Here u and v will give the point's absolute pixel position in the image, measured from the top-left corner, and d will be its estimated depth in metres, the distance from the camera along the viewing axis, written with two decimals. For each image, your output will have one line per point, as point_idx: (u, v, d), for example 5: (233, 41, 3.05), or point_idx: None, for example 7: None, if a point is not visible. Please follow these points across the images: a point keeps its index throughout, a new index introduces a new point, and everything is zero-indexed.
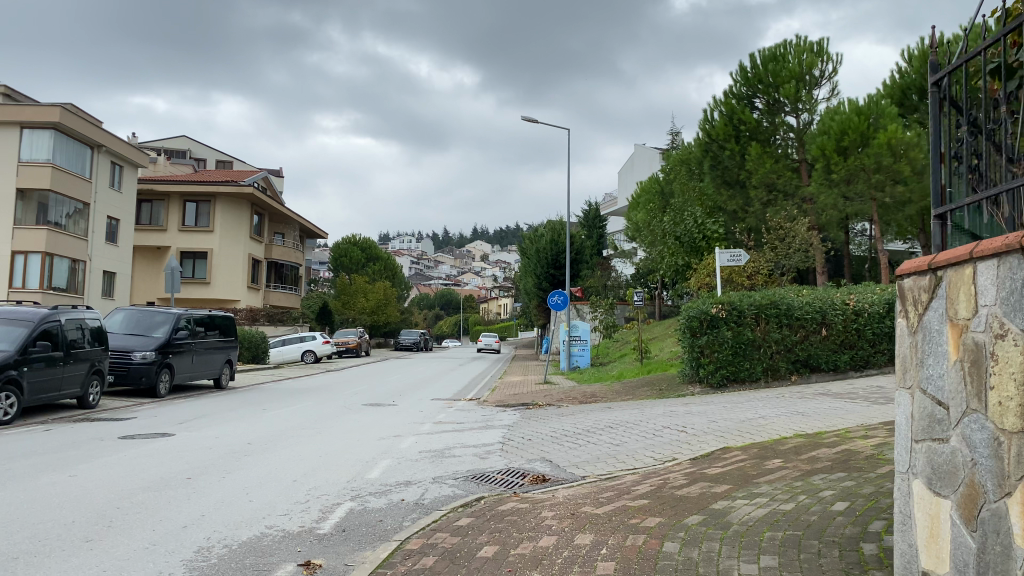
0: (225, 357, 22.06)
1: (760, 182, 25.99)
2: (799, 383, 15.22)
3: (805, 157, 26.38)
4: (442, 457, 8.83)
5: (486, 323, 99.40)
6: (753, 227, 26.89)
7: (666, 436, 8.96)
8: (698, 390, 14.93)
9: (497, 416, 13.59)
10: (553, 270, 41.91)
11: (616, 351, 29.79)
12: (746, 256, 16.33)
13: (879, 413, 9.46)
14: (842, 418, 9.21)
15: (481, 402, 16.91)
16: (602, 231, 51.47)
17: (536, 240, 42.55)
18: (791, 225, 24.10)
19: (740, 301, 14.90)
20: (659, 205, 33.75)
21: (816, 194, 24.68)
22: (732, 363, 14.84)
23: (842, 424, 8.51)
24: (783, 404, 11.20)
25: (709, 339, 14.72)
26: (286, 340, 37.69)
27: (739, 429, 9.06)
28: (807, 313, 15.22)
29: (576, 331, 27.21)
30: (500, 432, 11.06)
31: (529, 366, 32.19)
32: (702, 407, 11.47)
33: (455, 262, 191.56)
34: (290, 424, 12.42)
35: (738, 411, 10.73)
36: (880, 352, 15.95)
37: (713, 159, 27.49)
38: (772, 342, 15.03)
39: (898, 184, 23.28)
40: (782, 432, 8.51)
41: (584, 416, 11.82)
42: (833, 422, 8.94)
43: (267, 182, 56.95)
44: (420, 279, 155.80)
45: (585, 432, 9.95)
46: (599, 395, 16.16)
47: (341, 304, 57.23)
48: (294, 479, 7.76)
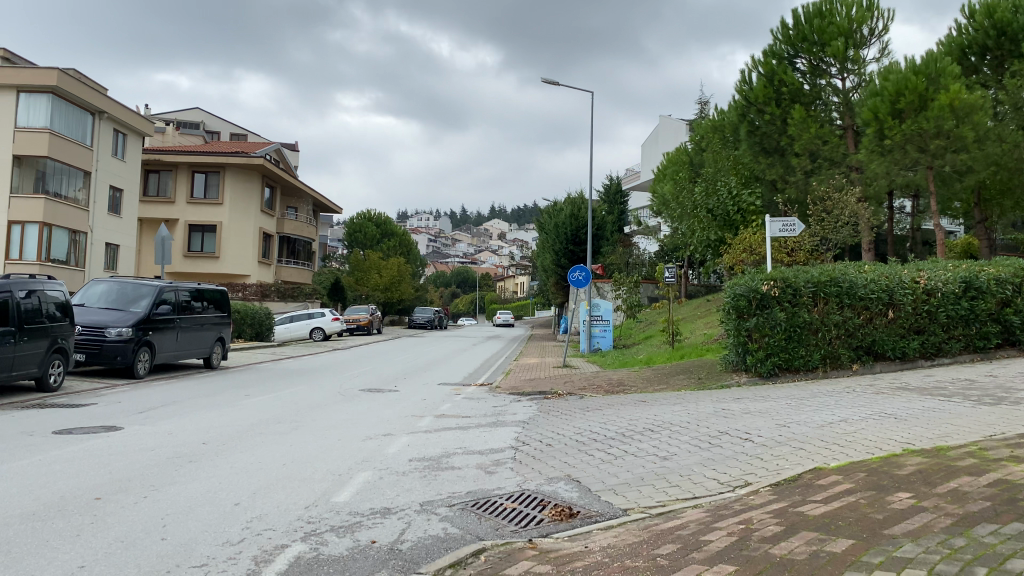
0: (217, 335, 20.22)
1: (804, 150, 23.85)
2: (861, 373, 13.14)
3: (853, 122, 24.12)
4: (438, 470, 6.85)
5: (502, 303, 97.19)
6: (795, 199, 24.71)
7: (727, 448, 6.92)
8: (744, 379, 12.94)
9: (512, 409, 11.58)
10: (573, 246, 39.80)
11: (640, 333, 27.67)
12: (800, 226, 14.17)
13: (999, 419, 7.39)
14: (954, 427, 7.12)
15: (494, 390, 14.94)
16: (624, 206, 49.19)
17: (556, 215, 40.39)
18: (839, 195, 22.24)
19: (795, 278, 12.85)
20: (688, 176, 31.20)
21: (866, 162, 22.30)
22: (784, 350, 12.78)
23: (964, 439, 6.44)
24: (862, 402, 9.10)
25: (759, 322, 12.69)
26: (294, 317, 35.82)
27: (822, 438, 7.00)
28: (872, 291, 13.11)
29: (598, 311, 25.23)
30: (514, 432, 9.08)
31: (547, 347, 30.15)
32: (759, 404, 9.44)
33: (473, 242, 189.52)
34: (268, 416, 10.52)
35: (807, 410, 8.69)
36: (954, 339, 13.73)
37: (750, 125, 25.34)
38: (832, 325, 12.93)
39: (959, 153, 20.76)
40: (884, 446, 6.46)
41: (616, 411, 9.82)
42: (943, 433, 6.88)
43: (279, 154, 55.10)
44: (436, 258, 153.89)
45: (621, 435, 7.93)
46: (627, 384, 14.17)
47: (353, 281, 55.38)
48: (236, 503, 5.81)
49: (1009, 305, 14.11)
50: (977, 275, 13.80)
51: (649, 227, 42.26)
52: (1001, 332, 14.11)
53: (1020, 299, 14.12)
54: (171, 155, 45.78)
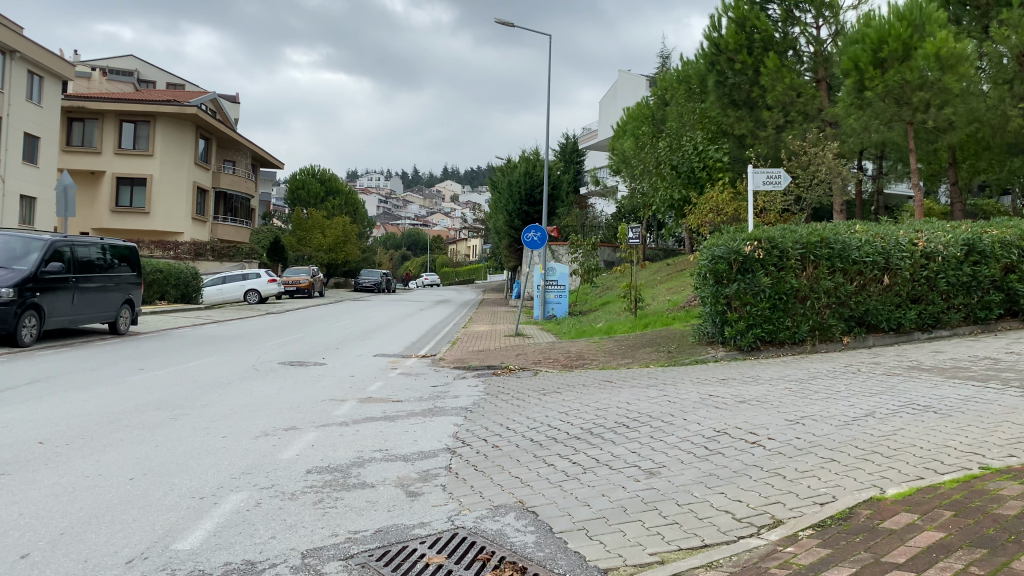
0: (125, 298, 17.91)
1: (777, 103, 22.34)
2: (853, 347, 11.61)
3: (827, 75, 22.81)
4: (340, 492, 4.96)
5: (453, 265, 94.68)
6: (766, 155, 23.26)
7: (732, 459, 5.14)
8: (722, 354, 11.34)
9: (453, 389, 9.75)
10: (527, 206, 37.90)
11: (597, 299, 26.01)
12: (786, 179, 12.49)
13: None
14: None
15: (435, 363, 13.07)
16: (580, 166, 47.41)
17: (509, 172, 38.39)
18: (816, 148, 21.00)
19: (783, 237, 11.20)
20: (651, 130, 29.12)
21: (844, 115, 20.82)
22: (768, 320, 11.20)
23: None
24: (882, 388, 7.41)
25: (740, 288, 11.08)
26: (227, 278, 33.30)
27: (857, 445, 5.28)
28: (866, 255, 11.54)
29: (553, 275, 23.42)
30: (452, 423, 7.23)
31: (498, 313, 28.32)
32: (751, 390, 7.74)
33: (425, 204, 186.17)
34: (151, 399, 8.50)
35: (815, 399, 7.00)
36: (954, 309, 12.24)
37: (718, 75, 23.62)
38: (822, 292, 11.33)
39: (945, 107, 19.30)
40: (954, 463, 4.73)
41: (580, 397, 8.03)
42: (1014, 439, 5.20)
43: (216, 105, 51.82)
44: (388, 218, 150.51)
45: (587, 435, 6.13)
46: (586, 356, 12.45)
47: (296, 240, 52.61)
48: (21, 556, 3.85)
49: (1014, 271, 12.62)
50: (980, 237, 12.28)
51: (607, 187, 40.36)
52: (1005, 301, 12.65)
53: None
54: (97, 102, 42.39)
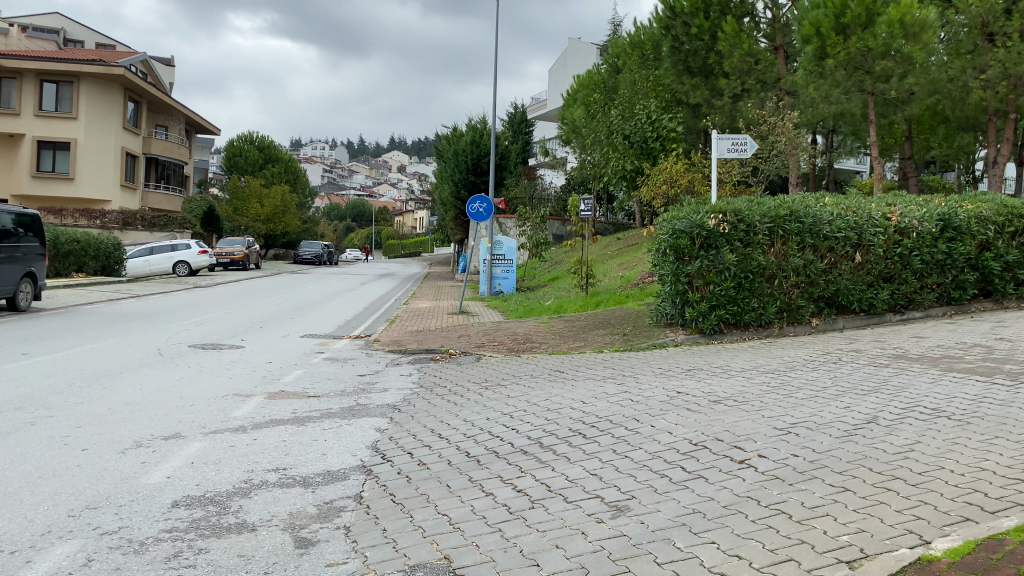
0: (26, 270, 16.08)
1: (733, 71, 21.29)
2: (821, 329, 10.74)
3: (785, 42, 21.76)
4: (207, 543, 3.70)
5: (397, 237, 92.69)
6: (721, 125, 22.35)
7: (721, 489, 4.02)
8: (681, 337, 10.36)
9: (382, 379, 8.50)
10: (474, 176, 36.49)
11: (546, 274, 24.94)
12: (751, 146, 11.45)
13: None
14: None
15: (369, 346, 11.79)
16: (529, 136, 46.08)
17: (455, 140, 36.88)
18: (776, 118, 19.92)
19: (750, 210, 10.20)
20: (603, 97, 27.71)
21: (802, 84, 19.89)
22: (732, 301, 10.22)
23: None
24: (877, 386, 6.39)
25: (703, 265, 10.07)
26: (154, 248, 31.23)
27: (870, 467, 4.21)
28: (838, 229, 10.60)
29: (500, 249, 22.19)
30: (372, 427, 6.01)
31: (442, 288, 27.01)
32: (724, 385, 6.68)
33: (371, 174, 182.80)
34: (15, 396, 7.06)
35: (801, 399, 5.95)
36: (927, 289, 11.42)
37: (673, 40, 22.71)
38: (791, 271, 10.36)
39: (909, 77, 18.48)
40: (1003, 497, 3.68)
41: (526, 392, 6.87)
42: None
43: (146, 66, 48.94)
44: (333, 189, 147.06)
45: (535, 447, 4.99)
46: (534, 338, 11.32)
47: (231, 210, 50.27)
48: None
49: (989, 248, 11.77)
50: (956, 212, 11.42)
51: (556, 158, 38.91)
52: (979, 281, 11.85)
53: (1001, 242, 11.78)
54: (13, 59, 39.45)
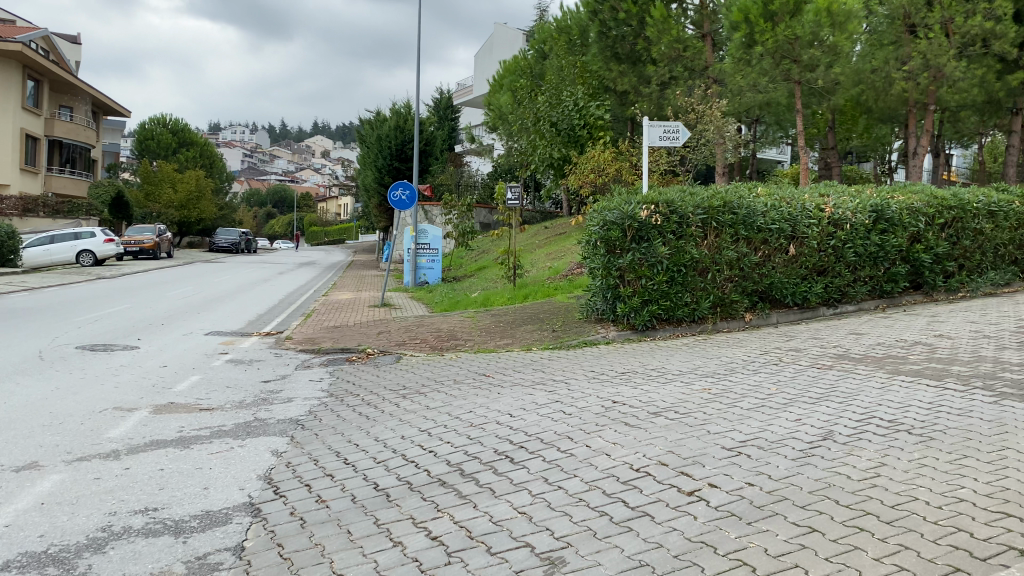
0: None
1: (661, 58, 20.84)
2: (754, 324, 10.37)
3: (712, 29, 21.38)
4: None
5: (320, 223, 90.46)
6: (649, 114, 21.99)
7: (672, 535, 3.41)
8: (613, 334, 9.83)
9: (289, 386, 7.69)
10: (397, 162, 35.45)
11: (472, 264, 24.25)
12: (683, 135, 10.95)
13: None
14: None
15: (279, 345, 10.92)
16: (455, 122, 45.24)
17: (378, 125, 35.79)
18: (703, 106, 19.61)
19: (683, 201, 9.73)
20: (530, 83, 27.15)
21: (729, 73, 19.56)
22: (665, 296, 9.74)
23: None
24: (827, 393, 5.91)
25: (635, 258, 9.56)
26: (54, 237, 29.24)
27: (837, 500, 3.66)
28: (771, 221, 10.23)
29: (425, 238, 21.35)
30: (268, 450, 5.24)
31: (364, 279, 25.95)
32: (664, 394, 6.12)
33: (293, 159, 178.37)
34: None
35: (748, 411, 5.43)
36: (860, 282, 11.19)
37: (600, 25, 22.18)
38: (725, 263, 9.94)
39: (834, 67, 18.44)
40: (994, 541, 3.17)
41: (446, 402, 6.17)
42: None
43: (47, 43, 46.02)
44: (253, 174, 142.91)
45: (454, 477, 4.31)
46: (458, 334, 10.64)
47: (141, 196, 47.90)
48: None
49: (920, 241, 11.59)
50: (888, 203, 11.20)
51: (482, 145, 38.12)
52: (910, 274, 11.69)
53: (932, 234, 11.60)
54: None
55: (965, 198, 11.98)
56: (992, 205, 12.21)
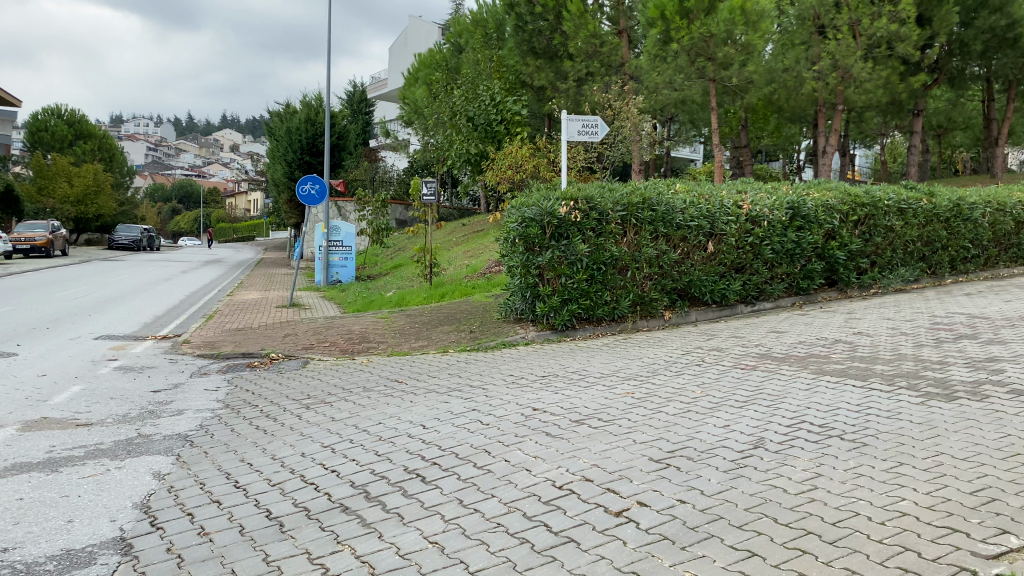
0: None
1: (578, 54, 20.72)
2: (674, 322, 10.22)
3: (629, 26, 21.17)
4: None
5: (230, 220, 87.65)
6: (566, 110, 21.87)
7: (600, 564, 3.05)
8: (532, 334, 9.52)
9: (182, 396, 7.06)
10: (309, 156, 34.40)
11: (388, 262, 23.62)
12: (601, 130, 10.71)
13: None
14: (985, 472, 3.80)
15: (177, 350, 10.18)
16: (370, 117, 44.34)
17: (288, 118, 34.66)
18: (620, 102, 19.54)
19: (602, 197, 9.47)
20: (445, 76, 26.68)
21: (646, 70, 19.55)
22: (585, 295, 9.48)
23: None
24: (754, 396, 5.69)
25: (554, 256, 9.26)
26: None
27: (775, 519, 3.38)
28: (691, 218, 10.09)
29: (337, 235, 20.64)
30: (149, 472, 4.67)
31: (274, 277, 24.98)
32: (586, 399, 5.79)
33: (202, 154, 172.59)
34: None
35: (674, 418, 5.14)
36: (777, 280, 11.18)
37: (517, 19, 21.87)
38: (645, 261, 9.75)
39: (747, 64, 18.67)
40: (945, 561, 2.93)
41: (353, 413, 5.69)
42: (986, 495, 3.51)
43: None
44: (158, 168, 137.52)
45: (358, 502, 3.85)
46: (370, 337, 10.13)
47: (34, 191, 45.22)
48: None
49: (834, 238, 11.67)
50: (803, 200, 11.22)
51: (398, 140, 37.36)
52: (825, 270, 11.77)
53: (846, 231, 11.70)
54: None
55: (876, 196, 12.13)
56: (902, 202, 12.40)
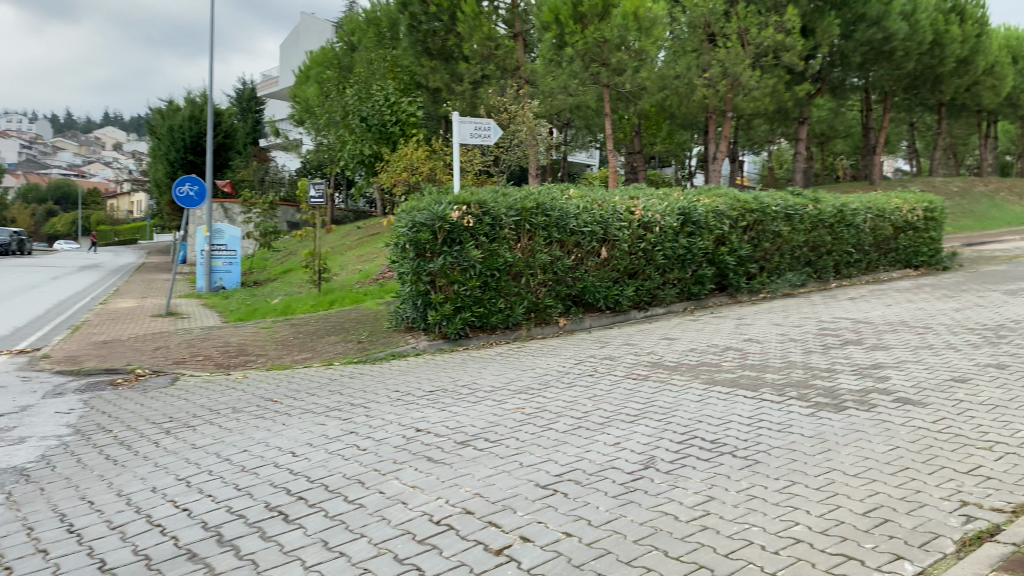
0: None
1: (474, 56, 20.47)
2: (569, 329, 10.04)
3: (524, 29, 20.93)
4: None
5: (111, 222, 83.28)
6: (462, 112, 21.58)
7: None
8: (423, 344, 9.14)
9: (26, 420, 6.34)
10: (192, 155, 32.90)
11: (277, 266, 22.72)
12: (493, 133, 10.43)
13: (919, 455, 4.16)
14: (876, 489, 3.68)
15: (32, 366, 9.30)
16: (260, 116, 42.89)
17: (170, 116, 33.05)
18: (516, 105, 19.35)
19: (495, 202, 9.20)
20: (337, 75, 25.96)
21: (541, 73, 19.44)
22: (478, 303, 9.17)
23: (977, 557, 2.95)
24: (645, 409, 5.50)
25: (446, 263, 8.91)
26: None
27: (666, 552, 3.14)
28: (585, 223, 9.94)
29: (221, 239, 19.66)
30: None
31: (154, 283, 23.66)
32: (473, 417, 5.47)
33: (81, 152, 163.78)
34: None
35: (563, 436, 4.88)
36: (669, 285, 11.19)
37: (410, 18, 21.33)
38: (538, 267, 9.54)
39: (641, 70, 18.82)
40: None
41: (218, 438, 5.19)
42: (880, 517, 3.37)
43: None
44: (33, 167, 129.55)
45: (208, 548, 3.40)
46: (249, 349, 9.52)
47: None
48: None
49: (724, 243, 11.78)
50: (694, 206, 11.27)
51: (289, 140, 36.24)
52: (715, 276, 11.87)
53: (735, 236, 11.83)
54: None
55: (763, 202, 12.33)
56: (788, 209, 12.66)
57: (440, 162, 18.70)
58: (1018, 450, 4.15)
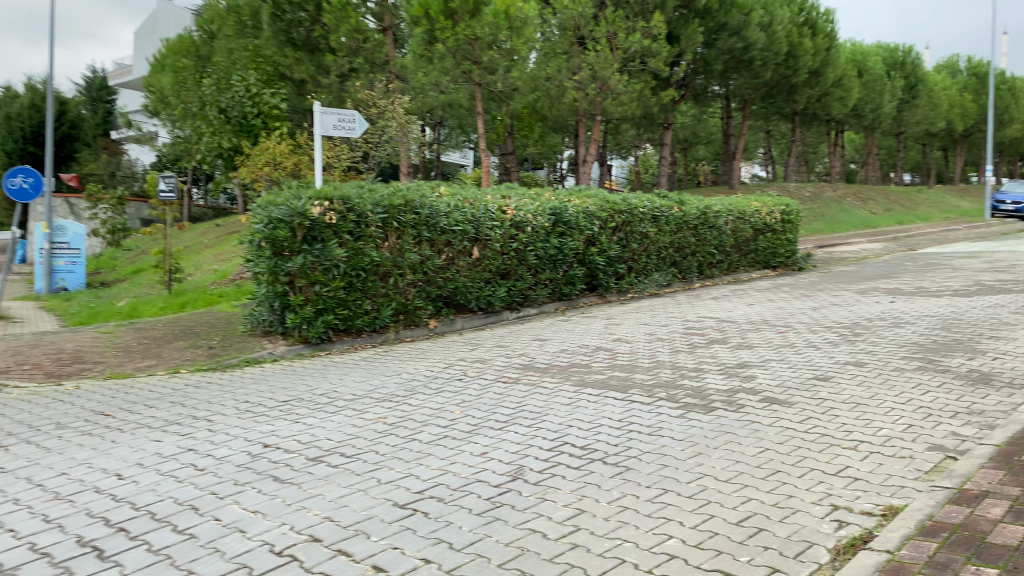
0: None
1: (341, 48, 19.87)
2: (438, 330, 9.72)
3: (394, 23, 20.46)
4: None
5: None
6: (328, 106, 20.87)
7: None
8: (282, 349, 8.59)
9: None
10: (32, 147, 30.43)
11: (127, 266, 21.26)
12: (358, 127, 9.96)
13: (788, 457, 4.09)
14: (749, 496, 3.56)
15: None
16: (111, 106, 40.31)
17: (6, 102, 30.43)
18: (385, 100, 18.86)
19: (359, 197, 8.75)
20: (194, 64, 24.63)
21: (411, 68, 19.06)
22: (342, 304, 8.69)
23: (854, 567, 2.84)
24: (513, 415, 5.24)
25: (307, 262, 8.38)
26: None
27: None
28: (454, 221, 9.64)
29: (63, 237, 18.11)
30: None
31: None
32: (330, 428, 5.05)
33: None
34: None
35: (428, 447, 4.54)
36: (541, 286, 11.05)
37: (273, 7, 20.49)
38: (406, 267, 9.16)
39: (512, 69, 18.75)
40: None
41: (32, 461, 4.54)
42: (755, 526, 3.23)
43: None
44: None
45: None
46: (86, 356, 8.66)
47: None
48: None
49: (594, 243, 11.77)
50: (565, 206, 11.18)
51: (143, 132, 34.20)
52: (585, 276, 11.84)
53: (605, 237, 11.85)
54: None
55: (632, 202, 12.42)
56: (656, 210, 12.83)
57: (304, 157, 18.02)
58: (882, 449, 4.16)
